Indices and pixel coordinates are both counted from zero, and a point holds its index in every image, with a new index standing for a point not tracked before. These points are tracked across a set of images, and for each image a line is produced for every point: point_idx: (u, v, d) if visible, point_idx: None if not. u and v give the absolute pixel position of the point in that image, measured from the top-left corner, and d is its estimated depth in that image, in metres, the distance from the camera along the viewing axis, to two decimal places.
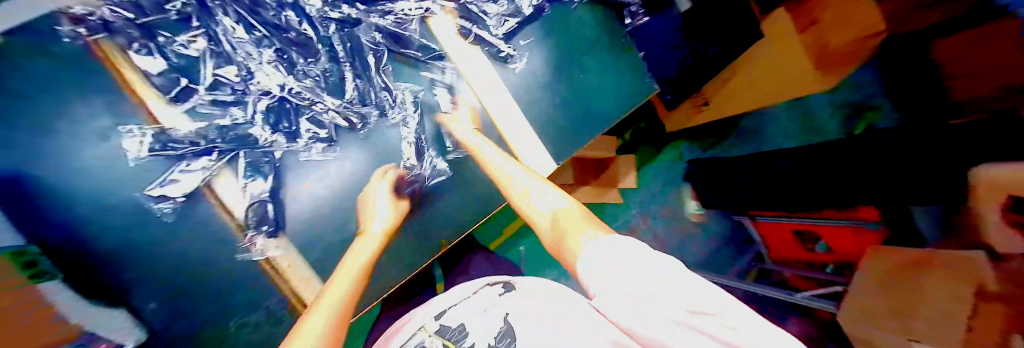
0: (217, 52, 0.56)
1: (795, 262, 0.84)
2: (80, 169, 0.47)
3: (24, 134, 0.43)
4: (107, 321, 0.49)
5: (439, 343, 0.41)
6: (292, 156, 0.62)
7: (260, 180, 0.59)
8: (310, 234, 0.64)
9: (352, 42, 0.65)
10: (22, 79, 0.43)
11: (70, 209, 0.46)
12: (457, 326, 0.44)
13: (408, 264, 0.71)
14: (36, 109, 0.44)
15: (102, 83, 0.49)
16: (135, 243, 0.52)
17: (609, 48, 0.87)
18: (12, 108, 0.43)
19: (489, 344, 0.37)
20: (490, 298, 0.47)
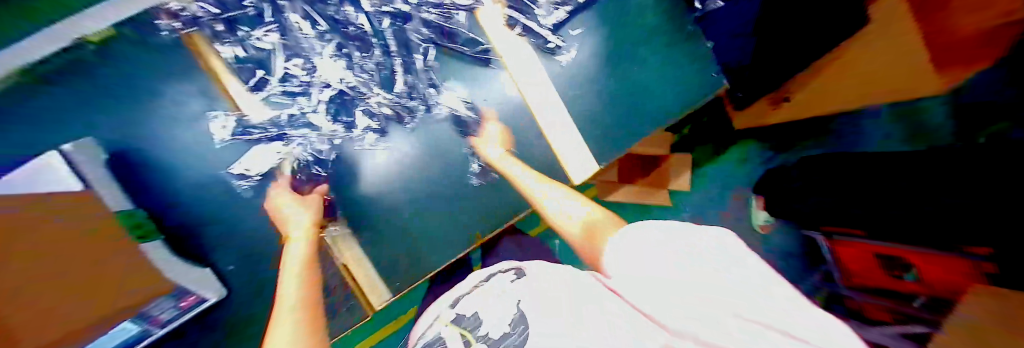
0: (286, 45, 0.57)
1: (875, 287, 0.70)
2: (168, 150, 0.54)
3: (125, 113, 0.53)
4: (202, 280, 0.52)
5: (456, 333, 0.31)
6: (348, 144, 0.61)
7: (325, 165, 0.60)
8: (362, 214, 0.62)
9: (401, 36, 0.62)
10: (122, 65, 0.53)
11: (165, 183, 0.54)
12: (473, 313, 0.33)
13: (442, 254, 0.64)
14: (129, 92, 0.53)
15: (172, 71, 0.54)
16: (216, 216, 0.55)
17: (673, 38, 0.77)
18: (114, 90, 0.53)
19: (505, 331, 0.27)
20: (502, 286, 0.37)
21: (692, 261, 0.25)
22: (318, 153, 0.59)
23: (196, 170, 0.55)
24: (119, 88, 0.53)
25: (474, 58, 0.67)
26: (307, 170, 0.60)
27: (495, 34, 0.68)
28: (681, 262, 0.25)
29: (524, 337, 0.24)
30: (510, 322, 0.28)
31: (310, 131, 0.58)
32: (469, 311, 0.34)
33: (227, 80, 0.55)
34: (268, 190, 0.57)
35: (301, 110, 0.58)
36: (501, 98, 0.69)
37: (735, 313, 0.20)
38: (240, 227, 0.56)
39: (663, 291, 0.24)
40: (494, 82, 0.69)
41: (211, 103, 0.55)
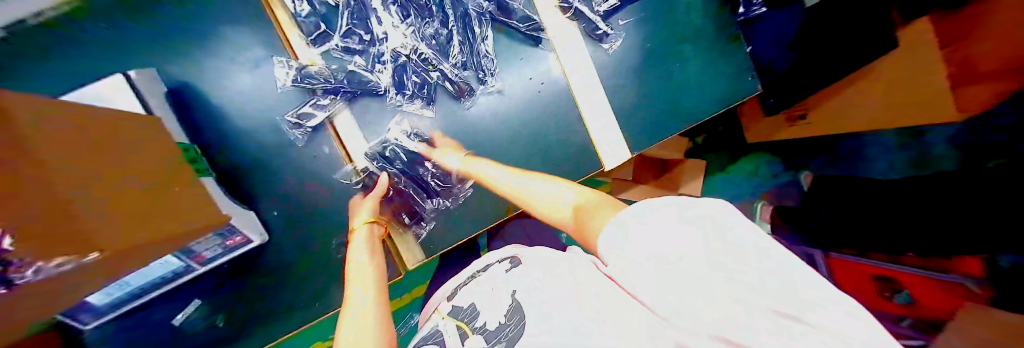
0: (351, 4, 0.57)
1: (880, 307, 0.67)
2: (223, 92, 0.55)
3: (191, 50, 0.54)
4: (247, 223, 0.54)
5: (453, 325, 0.36)
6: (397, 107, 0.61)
7: (380, 127, 0.61)
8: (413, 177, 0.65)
9: (459, 8, 0.62)
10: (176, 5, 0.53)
11: (217, 126, 0.55)
12: (469, 306, 0.37)
13: (474, 222, 0.67)
14: (190, 33, 0.54)
15: (234, 12, 0.55)
16: (262, 164, 0.57)
17: (716, 40, 0.79)
18: (166, 28, 0.53)
19: (499, 322, 0.30)
20: (496, 278, 0.38)
21: (673, 232, 0.19)
22: (371, 112, 0.60)
23: (249, 116, 0.56)
24: (183, 29, 0.54)
25: (526, 37, 0.67)
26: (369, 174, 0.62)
27: (548, 17, 0.68)
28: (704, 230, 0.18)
29: (520, 327, 0.27)
30: (505, 313, 0.31)
31: (365, 90, 0.59)
32: (465, 303, 0.38)
33: (289, 32, 0.56)
34: (314, 143, 0.59)
35: (360, 70, 0.58)
36: (546, 78, 0.69)
37: (751, 302, 0.15)
38: (283, 176, 0.58)
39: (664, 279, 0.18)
40: (543, 65, 0.69)
41: (270, 52, 0.56)
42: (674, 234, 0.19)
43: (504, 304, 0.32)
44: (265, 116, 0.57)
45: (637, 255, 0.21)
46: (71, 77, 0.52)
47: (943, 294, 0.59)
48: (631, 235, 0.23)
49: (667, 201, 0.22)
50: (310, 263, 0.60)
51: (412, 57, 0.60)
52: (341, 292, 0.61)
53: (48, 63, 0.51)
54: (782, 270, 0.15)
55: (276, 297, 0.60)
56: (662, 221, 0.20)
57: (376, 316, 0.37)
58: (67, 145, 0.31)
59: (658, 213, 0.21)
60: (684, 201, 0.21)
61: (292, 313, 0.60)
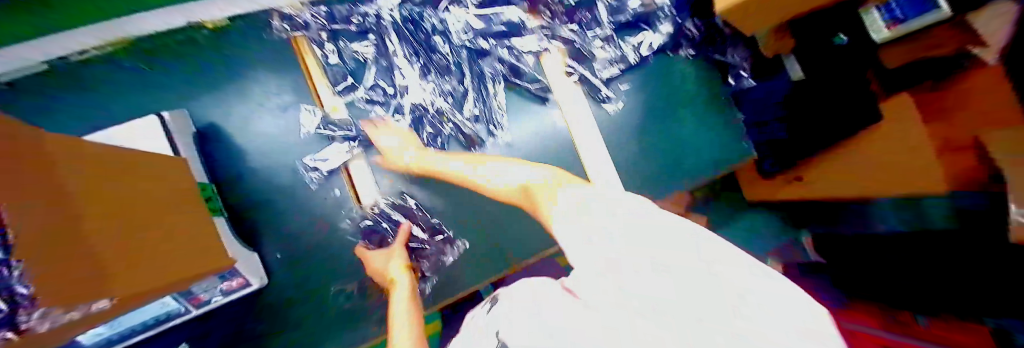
0: (379, 60, 0.63)
1: None
2: (250, 136, 0.60)
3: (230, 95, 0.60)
4: (247, 263, 0.53)
5: None
6: None
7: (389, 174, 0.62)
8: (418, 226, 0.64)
9: (475, 68, 0.68)
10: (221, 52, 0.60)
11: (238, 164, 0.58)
12: None
13: (479, 271, 0.63)
14: (228, 77, 0.60)
15: (269, 61, 0.61)
16: (274, 203, 0.59)
17: (709, 106, 0.86)
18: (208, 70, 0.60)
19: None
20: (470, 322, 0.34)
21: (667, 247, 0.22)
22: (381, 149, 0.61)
23: (272, 156, 0.59)
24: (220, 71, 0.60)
25: (534, 96, 0.73)
26: (375, 227, 0.61)
27: (556, 81, 0.74)
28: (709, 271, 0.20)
29: None
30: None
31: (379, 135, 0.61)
32: None
33: (318, 81, 0.60)
34: (326, 186, 0.60)
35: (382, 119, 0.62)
36: (551, 134, 0.74)
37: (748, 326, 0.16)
38: (292, 216, 0.59)
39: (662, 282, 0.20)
40: (550, 122, 0.74)
41: (299, 99, 0.61)
42: (660, 227, 0.24)
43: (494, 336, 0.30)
44: (287, 157, 0.60)
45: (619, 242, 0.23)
46: (109, 107, 0.59)
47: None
48: (614, 211, 0.27)
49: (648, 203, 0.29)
50: (306, 309, 0.58)
51: (430, 112, 0.65)
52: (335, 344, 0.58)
53: (86, 93, 0.58)
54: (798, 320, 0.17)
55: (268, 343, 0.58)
56: (648, 216, 0.25)
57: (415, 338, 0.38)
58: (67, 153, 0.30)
59: (635, 207, 0.27)
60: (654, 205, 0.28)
61: None
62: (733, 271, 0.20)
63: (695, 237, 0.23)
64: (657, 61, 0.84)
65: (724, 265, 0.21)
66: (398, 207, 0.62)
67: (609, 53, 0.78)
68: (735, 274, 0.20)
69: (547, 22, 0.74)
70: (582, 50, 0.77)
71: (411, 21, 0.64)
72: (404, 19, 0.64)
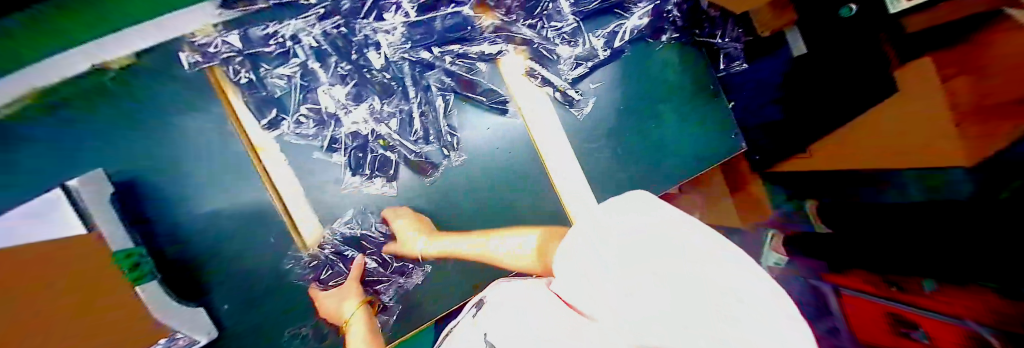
0: (307, 86, 0.57)
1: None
2: (172, 181, 0.54)
3: (136, 138, 0.52)
4: (192, 321, 0.50)
5: None
6: (341, 185, 0.61)
7: (344, 212, 0.62)
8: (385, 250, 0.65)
9: (421, 83, 0.62)
10: (126, 95, 0.52)
11: (165, 215, 0.53)
12: None
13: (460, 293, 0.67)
14: (138, 123, 0.52)
15: (176, 93, 0.54)
16: (216, 251, 0.55)
17: (689, 95, 0.81)
18: (119, 117, 0.52)
19: None
20: None
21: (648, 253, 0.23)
22: (316, 172, 0.60)
23: (203, 202, 0.55)
24: (132, 112, 0.52)
25: (491, 107, 0.67)
26: (323, 270, 0.62)
27: (517, 86, 0.66)
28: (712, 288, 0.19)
29: None
30: None
31: (319, 168, 0.60)
32: None
33: (241, 115, 0.55)
34: (308, 223, 0.60)
35: (318, 152, 0.59)
36: (511, 147, 0.68)
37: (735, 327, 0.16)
38: (236, 266, 0.57)
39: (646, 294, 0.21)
40: (513, 135, 0.68)
41: (225, 138, 0.56)
42: (649, 237, 0.25)
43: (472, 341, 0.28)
44: (226, 205, 0.56)
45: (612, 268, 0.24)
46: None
47: (948, 300, 0.52)
48: (607, 239, 0.28)
49: (638, 211, 0.29)
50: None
51: (372, 138, 0.60)
52: None
53: None
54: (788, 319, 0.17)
55: None
56: (640, 229, 0.26)
57: None
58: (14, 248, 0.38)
59: (633, 219, 0.28)
60: (643, 211, 0.29)
61: None
62: (727, 265, 0.21)
63: (690, 237, 0.24)
64: (634, 51, 0.76)
65: (715, 263, 0.21)
66: (349, 241, 0.63)
67: (576, 50, 0.70)
68: (727, 264, 0.21)
69: (501, 19, 0.65)
70: (543, 50, 0.68)
71: (342, 35, 0.57)
72: (330, 35, 0.57)
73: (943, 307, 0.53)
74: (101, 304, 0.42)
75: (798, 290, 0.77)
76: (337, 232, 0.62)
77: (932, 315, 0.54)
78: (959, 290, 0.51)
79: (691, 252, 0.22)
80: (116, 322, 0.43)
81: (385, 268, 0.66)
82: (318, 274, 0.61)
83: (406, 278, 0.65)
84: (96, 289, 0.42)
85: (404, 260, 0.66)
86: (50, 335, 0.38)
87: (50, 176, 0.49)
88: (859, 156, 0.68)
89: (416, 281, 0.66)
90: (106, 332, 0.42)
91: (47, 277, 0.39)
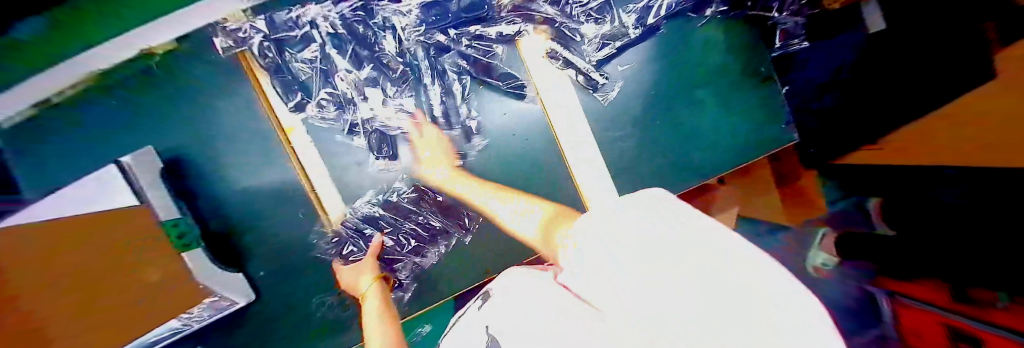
0: (327, 70, 0.58)
1: None
2: (211, 160, 0.58)
3: (178, 120, 0.57)
4: (231, 284, 0.56)
5: None
6: (364, 168, 0.63)
7: (367, 193, 0.64)
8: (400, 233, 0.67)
9: (437, 68, 0.61)
10: (167, 78, 0.56)
11: (207, 190, 0.58)
12: None
13: (473, 276, 0.69)
14: (177, 105, 0.56)
15: (210, 78, 0.57)
16: (248, 225, 0.60)
17: (735, 79, 0.72)
18: (163, 99, 0.56)
19: None
20: None
21: (664, 239, 0.19)
22: (338, 155, 0.62)
23: (235, 180, 0.59)
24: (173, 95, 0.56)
25: (508, 92, 0.65)
26: (344, 247, 0.64)
27: (537, 72, 0.65)
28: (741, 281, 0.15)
29: None
30: None
31: (341, 150, 0.62)
32: None
33: (271, 99, 0.58)
34: (332, 204, 0.63)
35: (340, 135, 0.61)
36: (529, 134, 0.66)
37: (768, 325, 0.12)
38: (266, 241, 0.61)
39: (664, 284, 0.17)
40: (530, 122, 0.66)
41: (254, 122, 0.59)
42: (677, 240, 0.19)
43: (480, 342, 0.25)
44: (256, 184, 0.59)
45: (623, 258, 0.20)
46: (70, 162, 0.54)
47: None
48: (625, 234, 0.21)
49: (665, 203, 0.23)
50: (296, 315, 0.64)
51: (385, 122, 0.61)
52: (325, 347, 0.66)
53: (27, 153, 0.53)
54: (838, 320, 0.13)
55: None
56: (663, 232, 0.20)
57: None
58: (14, 239, 0.36)
59: (656, 215, 0.22)
60: (653, 204, 0.24)
61: None
62: (789, 287, 0.15)
63: (726, 242, 0.18)
64: (671, 28, 0.68)
65: (757, 275, 0.15)
66: (368, 221, 0.65)
67: (602, 29, 0.65)
68: (784, 284, 0.15)
69: None
70: (565, 30, 0.64)
71: (360, 18, 0.57)
72: (348, 19, 0.57)
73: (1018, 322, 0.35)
74: (101, 304, 0.40)
75: (836, 293, 0.57)
76: (360, 211, 0.64)
77: (1000, 332, 0.35)
78: None
79: (731, 261, 0.16)
80: (118, 322, 0.41)
81: (403, 247, 0.67)
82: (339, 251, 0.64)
83: (424, 259, 0.68)
84: (97, 289, 0.40)
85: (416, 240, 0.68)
86: (52, 336, 0.34)
87: (108, 151, 0.55)
88: (942, 148, 0.51)
89: (432, 263, 0.68)
90: (104, 331, 0.39)
91: (51, 277, 0.36)
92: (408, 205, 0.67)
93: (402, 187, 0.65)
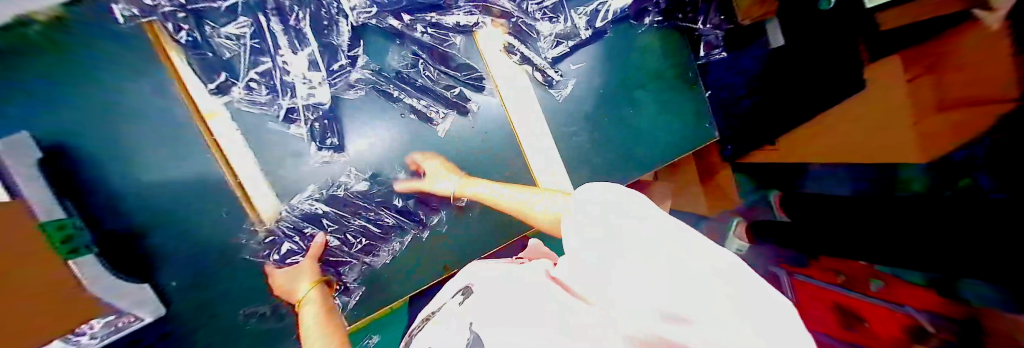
0: (261, 49, 0.53)
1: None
2: (106, 147, 0.48)
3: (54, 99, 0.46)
4: (137, 297, 0.48)
5: None
6: (304, 161, 0.59)
7: (310, 188, 0.60)
8: (351, 230, 0.63)
9: (387, 54, 0.61)
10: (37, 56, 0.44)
11: (102, 185, 0.48)
12: None
13: (430, 271, 0.67)
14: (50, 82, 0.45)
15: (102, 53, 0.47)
16: (161, 224, 0.52)
17: (671, 84, 0.82)
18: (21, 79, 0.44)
19: None
20: None
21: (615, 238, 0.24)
22: (274, 145, 0.57)
23: (140, 172, 0.50)
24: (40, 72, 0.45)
25: (466, 84, 0.66)
26: (279, 246, 0.58)
27: (495, 64, 0.67)
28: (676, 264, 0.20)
29: None
30: None
31: (277, 140, 0.57)
32: None
33: (186, 79, 0.51)
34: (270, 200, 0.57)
35: (273, 122, 0.56)
36: (487, 127, 0.68)
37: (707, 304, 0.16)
38: (189, 242, 0.54)
39: (636, 277, 0.21)
40: (490, 114, 0.67)
41: (174, 105, 0.51)
42: (653, 234, 0.22)
43: (461, 340, 0.25)
44: (175, 176, 0.52)
45: (594, 259, 0.25)
46: None
47: (918, 293, 0.47)
48: (614, 235, 0.24)
49: (637, 198, 0.26)
50: (221, 323, 0.57)
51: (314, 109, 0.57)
52: None
53: None
54: (724, 268, 0.18)
55: None
56: (640, 226, 0.23)
57: None
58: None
59: (631, 212, 0.24)
60: (626, 192, 0.27)
61: None
62: (740, 268, 0.18)
63: (687, 234, 0.21)
64: (618, 32, 0.75)
65: (714, 258, 0.19)
66: (309, 218, 0.60)
67: (556, 28, 0.69)
68: (749, 271, 0.18)
69: None
70: (522, 25, 0.67)
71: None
72: None
73: (915, 301, 0.47)
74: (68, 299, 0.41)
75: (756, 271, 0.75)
76: (297, 208, 0.59)
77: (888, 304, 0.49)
78: (904, 285, 0.50)
79: (693, 251, 0.20)
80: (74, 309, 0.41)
81: (350, 246, 0.64)
82: (272, 253, 0.58)
83: (376, 258, 0.65)
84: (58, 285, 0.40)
85: (362, 239, 0.64)
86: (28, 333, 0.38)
87: None
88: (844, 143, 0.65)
89: (382, 262, 0.65)
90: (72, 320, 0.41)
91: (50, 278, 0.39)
92: (356, 201, 0.63)
93: (349, 181, 0.62)
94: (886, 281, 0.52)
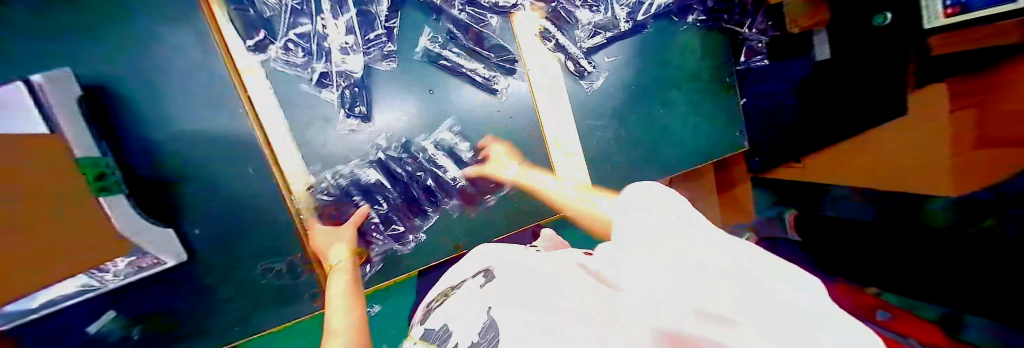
0: (301, 10, 0.53)
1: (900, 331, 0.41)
2: (142, 93, 0.49)
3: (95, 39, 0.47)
4: (159, 241, 0.50)
5: None
6: (331, 127, 0.59)
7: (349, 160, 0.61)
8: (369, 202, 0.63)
9: (422, 26, 0.60)
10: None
11: (139, 130, 0.50)
12: None
13: (442, 251, 0.67)
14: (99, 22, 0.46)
15: None
16: (187, 173, 0.53)
17: (705, 88, 0.79)
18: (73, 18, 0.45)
19: None
20: None
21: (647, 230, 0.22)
22: (304, 108, 0.57)
23: (174, 120, 0.51)
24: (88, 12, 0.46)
25: (497, 66, 0.65)
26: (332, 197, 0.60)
27: (529, 49, 0.66)
28: (688, 262, 0.17)
29: None
30: None
31: (306, 103, 0.57)
32: None
33: (226, 33, 0.51)
34: (295, 163, 0.58)
35: (306, 85, 0.56)
36: (514, 112, 0.67)
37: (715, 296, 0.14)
38: (214, 194, 0.55)
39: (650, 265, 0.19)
40: (518, 98, 0.66)
41: (207, 56, 0.51)
42: (656, 224, 0.22)
43: (478, 324, 0.24)
44: (202, 129, 0.52)
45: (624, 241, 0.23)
46: None
47: (928, 330, 0.46)
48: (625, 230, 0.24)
49: (644, 190, 0.27)
50: (236, 276, 0.58)
51: (348, 76, 0.57)
52: (270, 317, 0.61)
53: None
54: (728, 269, 0.16)
55: (192, 313, 0.57)
56: (645, 218, 0.23)
57: (348, 331, 0.35)
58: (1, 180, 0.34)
59: (637, 206, 0.25)
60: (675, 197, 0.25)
61: (226, 327, 0.59)
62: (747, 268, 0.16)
63: (690, 230, 0.20)
64: (657, 28, 0.73)
65: (717, 258, 0.17)
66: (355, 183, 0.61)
67: (595, 18, 0.68)
68: (753, 273, 0.15)
69: None
70: (561, 11, 0.66)
71: None
72: None
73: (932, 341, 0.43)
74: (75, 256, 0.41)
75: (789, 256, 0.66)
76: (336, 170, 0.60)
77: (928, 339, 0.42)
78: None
79: (695, 247, 0.18)
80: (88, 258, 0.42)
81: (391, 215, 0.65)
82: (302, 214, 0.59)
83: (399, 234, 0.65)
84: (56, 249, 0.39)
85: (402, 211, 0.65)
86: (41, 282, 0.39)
87: None
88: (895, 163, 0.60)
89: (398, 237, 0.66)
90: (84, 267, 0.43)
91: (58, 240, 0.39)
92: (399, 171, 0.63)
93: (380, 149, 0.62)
94: (893, 313, 0.51)
